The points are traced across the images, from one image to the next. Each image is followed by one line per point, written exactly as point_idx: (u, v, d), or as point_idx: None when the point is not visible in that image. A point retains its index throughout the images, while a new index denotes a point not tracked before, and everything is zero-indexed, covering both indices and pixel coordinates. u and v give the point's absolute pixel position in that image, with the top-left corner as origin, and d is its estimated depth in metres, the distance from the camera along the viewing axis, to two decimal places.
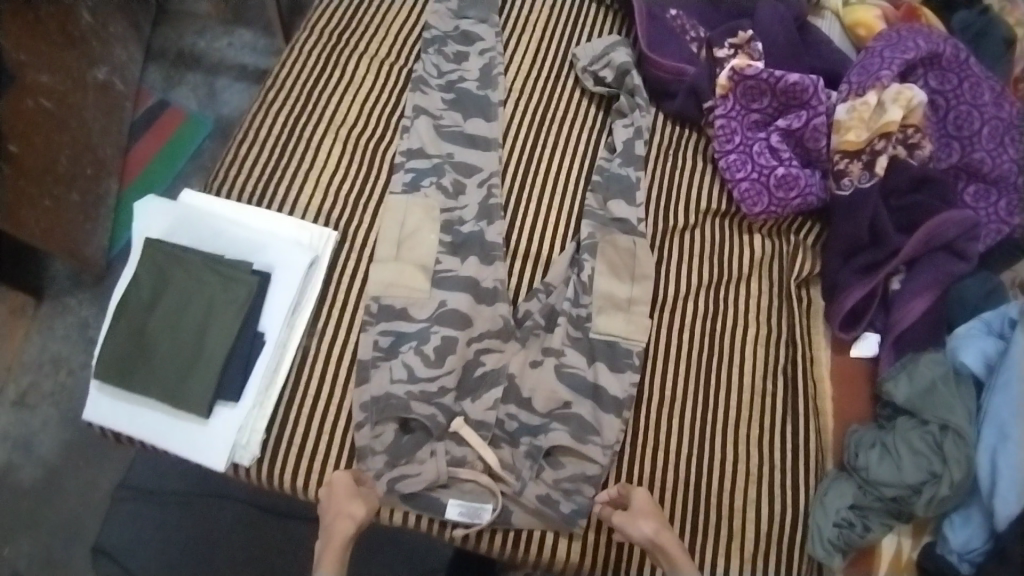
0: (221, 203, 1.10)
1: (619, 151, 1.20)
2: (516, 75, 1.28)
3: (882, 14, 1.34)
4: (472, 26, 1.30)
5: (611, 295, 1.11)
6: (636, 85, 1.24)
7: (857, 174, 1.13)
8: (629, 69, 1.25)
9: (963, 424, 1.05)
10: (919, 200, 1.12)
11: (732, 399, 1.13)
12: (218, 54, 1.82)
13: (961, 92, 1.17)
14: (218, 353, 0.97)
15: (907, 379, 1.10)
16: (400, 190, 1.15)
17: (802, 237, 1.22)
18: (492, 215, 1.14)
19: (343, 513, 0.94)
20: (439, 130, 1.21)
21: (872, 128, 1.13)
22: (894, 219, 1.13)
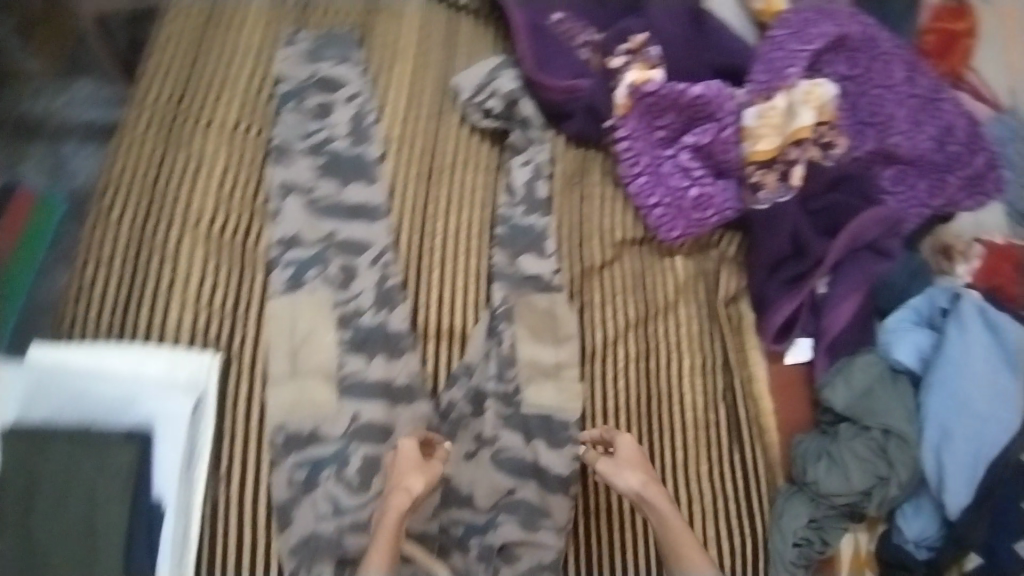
0: (77, 349, 0.99)
1: (520, 196, 1.09)
2: (392, 119, 1.12)
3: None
4: (331, 69, 1.11)
5: (535, 362, 1.04)
6: (528, 116, 1.11)
7: (774, 186, 1.07)
8: (520, 97, 1.11)
9: (904, 425, 1.05)
10: (839, 201, 1.08)
11: (677, 439, 1.08)
12: (58, 114, 1.40)
13: (872, 73, 1.13)
14: (112, 539, 0.91)
15: (844, 384, 1.07)
16: (282, 290, 1.03)
17: (723, 250, 1.15)
18: (392, 299, 1.03)
19: (403, 485, 0.89)
20: (313, 206, 1.06)
21: (786, 134, 1.07)
22: (814, 222, 1.08)
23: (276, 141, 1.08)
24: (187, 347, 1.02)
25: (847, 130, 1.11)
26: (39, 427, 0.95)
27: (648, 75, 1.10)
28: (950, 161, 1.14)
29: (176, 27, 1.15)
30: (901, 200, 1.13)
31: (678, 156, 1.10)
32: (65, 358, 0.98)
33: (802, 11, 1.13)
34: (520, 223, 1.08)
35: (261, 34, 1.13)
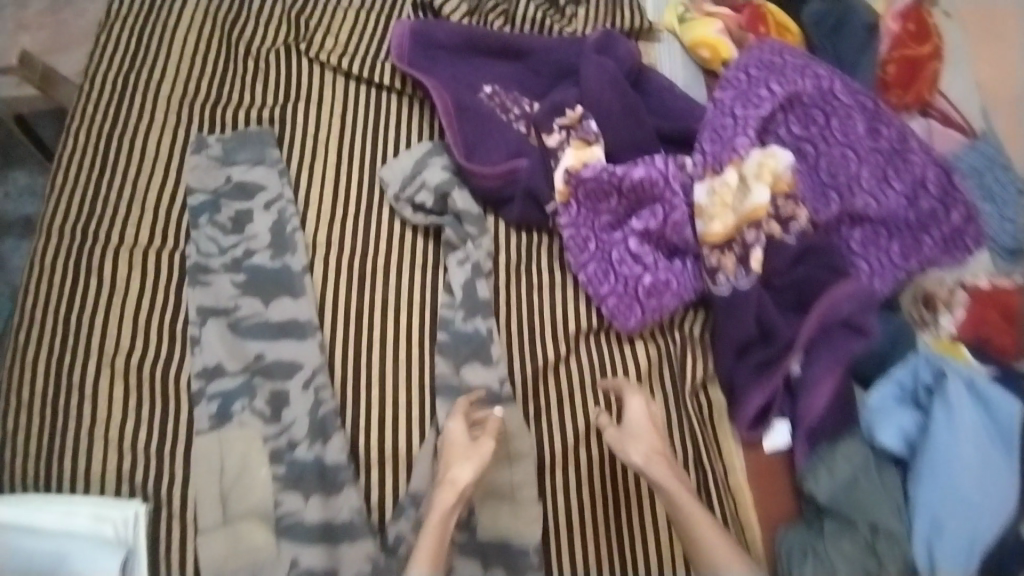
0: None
1: (459, 298, 1.01)
2: (318, 223, 1.04)
3: (723, 28, 1.26)
4: (245, 174, 1.03)
5: (489, 483, 0.96)
6: (465, 210, 1.03)
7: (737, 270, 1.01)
8: (450, 189, 1.04)
9: (892, 519, 0.96)
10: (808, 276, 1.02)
11: (652, 550, 0.97)
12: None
13: (829, 130, 1.07)
14: None
15: (827, 473, 0.99)
16: (206, 427, 0.95)
17: (686, 332, 1.08)
18: (327, 431, 0.95)
19: (450, 477, 0.86)
20: (237, 330, 0.97)
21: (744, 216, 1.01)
22: (778, 299, 1.03)
23: (192, 261, 0.99)
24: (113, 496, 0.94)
25: (808, 196, 1.05)
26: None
27: (587, 155, 1.05)
28: (923, 217, 1.07)
29: (76, 139, 1.06)
30: (871, 262, 1.06)
31: (627, 240, 1.04)
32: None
33: (750, 68, 1.09)
34: (462, 330, 1.00)
35: (167, 142, 1.07)
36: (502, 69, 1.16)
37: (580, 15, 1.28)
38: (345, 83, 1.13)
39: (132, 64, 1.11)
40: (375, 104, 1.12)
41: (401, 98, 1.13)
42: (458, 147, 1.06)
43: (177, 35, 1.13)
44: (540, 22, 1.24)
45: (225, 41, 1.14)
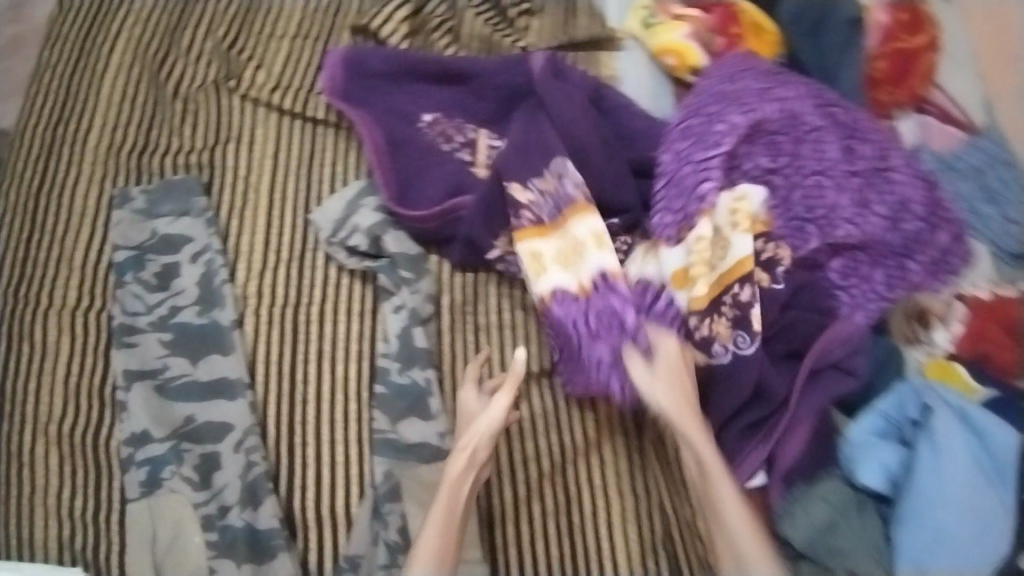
0: None
1: (393, 348, 0.94)
2: (248, 273, 0.99)
3: (691, 33, 1.13)
4: (170, 226, 0.99)
5: None
6: (397, 251, 0.98)
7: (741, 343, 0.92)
8: (382, 232, 0.98)
9: (870, 567, 0.87)
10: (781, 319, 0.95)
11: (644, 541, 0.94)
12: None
13: (797, 159, 0.98)
14: None
15: (803, 517, 0.89)
16: (137, 494, 0.91)
17: None
18: (258, 497, 0.91)
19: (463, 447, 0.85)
20: (165, 392, 0.94)
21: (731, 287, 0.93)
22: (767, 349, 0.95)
23: (118, 321, 0.96)
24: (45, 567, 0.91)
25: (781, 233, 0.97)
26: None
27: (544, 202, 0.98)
28: (911, 244, 0.97)
29: (6, 197, 1.03)
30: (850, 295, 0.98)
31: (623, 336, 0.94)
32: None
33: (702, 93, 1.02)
34: (399, 381, 0.93)
35: (95, 195, 1.03)
36: (448, 95, 1.08)
37: (533, 28, 1.16)
38: (278, 118, 1.06)
39: (60, 116, 1.08)
40: (308, 139, 1.06)
41: (337, 131, 1.07)
42: (400, 189, 1.00)
43: (104, 83, 1.10)
44: (491, 39, 1.13)
45: (155, 84, 1.09)
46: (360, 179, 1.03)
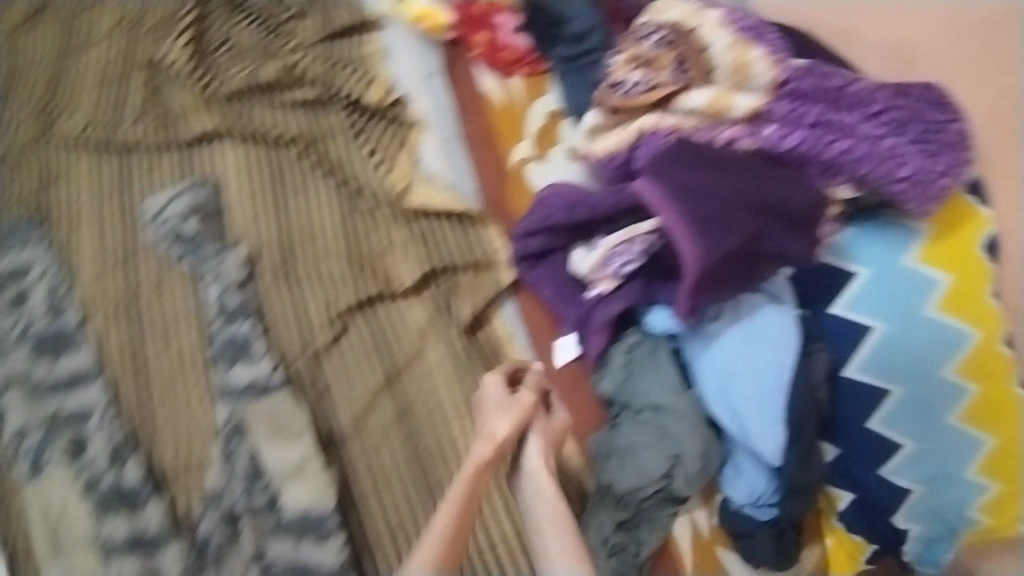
0: None
1: (217, 314, 1.07)
2: (91, 282, 1.14)
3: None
4: (13, 258, 1.13)
5: (285, 464, 1.02)
6: (199, 236, 1.12)
7: (661, 72, 1.14)
8: (195, 212, 1.14)
9: (670, 397, 1.05)
10: (525, 250, 1.14)
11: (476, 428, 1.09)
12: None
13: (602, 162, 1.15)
14: None
15: (613, 371, 1.09)
16: (21, 482, 1.02)
17: (460, 277, 1.16)
18: (125, 455, 1.02)
19: (490, 431, 0.98)
20: (32, 395, 1.05)
21: (505, 409, 1.00)
22: (551, 261, 1.14)
23: None
24: None
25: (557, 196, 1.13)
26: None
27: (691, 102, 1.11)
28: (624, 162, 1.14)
29: None
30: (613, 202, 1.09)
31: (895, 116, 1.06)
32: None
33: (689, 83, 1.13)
34: (225, 340, 1.06)
35: None
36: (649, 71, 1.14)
37: (300, 28, 1.32)
38: (95, 152, 1.22)
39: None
40: (127, 160, 1.21)
41: (147, 152, 1.21)
42: (213, 179, 1.18)
43: None
44: (264, 46, 1.29)
45: None
46: (189, 176, 1.19)
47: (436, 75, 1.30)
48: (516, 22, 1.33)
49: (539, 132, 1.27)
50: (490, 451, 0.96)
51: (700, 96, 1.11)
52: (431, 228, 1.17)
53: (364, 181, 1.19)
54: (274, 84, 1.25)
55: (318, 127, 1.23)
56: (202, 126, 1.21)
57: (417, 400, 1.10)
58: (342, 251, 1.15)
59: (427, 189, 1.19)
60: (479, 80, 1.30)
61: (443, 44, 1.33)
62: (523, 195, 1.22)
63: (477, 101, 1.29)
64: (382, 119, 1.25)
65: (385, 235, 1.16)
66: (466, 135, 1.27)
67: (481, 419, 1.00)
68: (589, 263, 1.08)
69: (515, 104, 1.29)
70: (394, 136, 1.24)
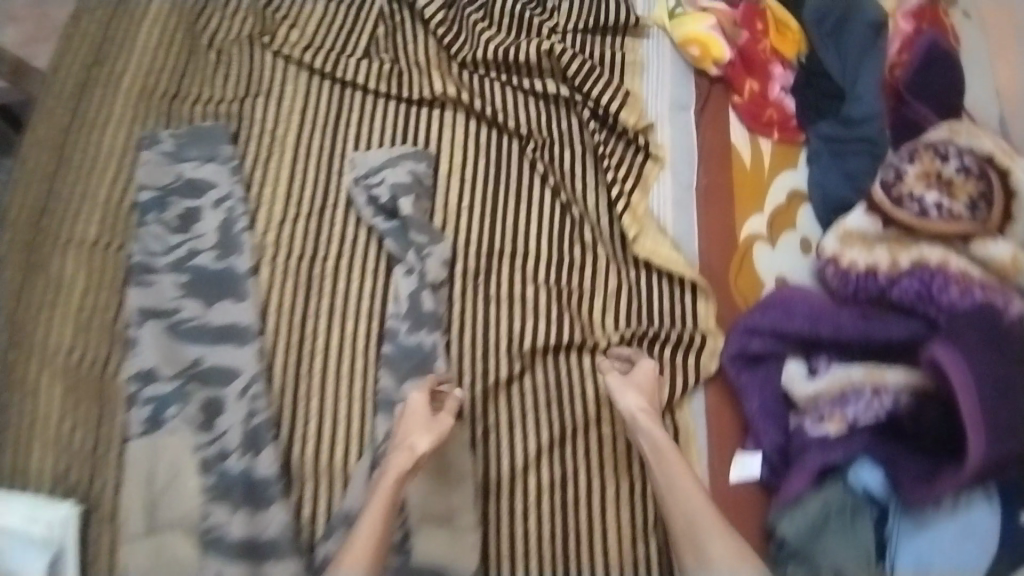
0: None
1: (406, 309, 0.96)
2: (267, 223, 1.00)
3: (715, 25, 1.16)
4: (195, 171, 1.00)
5: (429, 508, 0.90)
6: (407, 219, 0.98)
7: (958, 202, 1.00)
8: (403, 193, 0.98)
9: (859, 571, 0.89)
10: (742, 350, 1.00)
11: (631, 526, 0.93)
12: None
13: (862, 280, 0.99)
14: None
15: (796, 515, 0.92)
16: (136, 432, 0.92)
17: (660, 347, 1.01)
18: (258, 443, 0.91)
19: (408, 443, 0.85)
20: (175, 332, 0.96)
21: (425, 428, 0.87)
22: (767, 367, 1.00)
23: (136, 259, 0.97)
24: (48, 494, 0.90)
25: (801, 305, 0.99)
26: None
27: (986, 249, 0.96)
28: (885, 291, 0.98)
29: (39, 138, 1.04)
30: (865, 335, 0.96)
31: None
32: None
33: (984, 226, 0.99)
34: (406, 345, 0.95)
35: (121, 134, 1.05)
36: (943, 197, 1.00)
37: (562, 9, 1.16)
38: (309, 76, 1.08)
39: (97, 59, 1.09)
40: (338, 95, 1.08)
41: (365, 94, 1.08)
42: (432, 154, 1.04)
43: (145, 25, 1.12)
44: (518, 15, 1.13)
45: (191, 33, 1.11)
46: (402, 144, 1.05)
47: (688, 106, 1.14)
48: (788, 81, 1.18)
49: (776, 211, 1.11)
50: (401, 472, 0.83)
51: (1003, 247, 0.96)
52: (645, 283, 1.04)
53: (591, 208, 1.06)
54: (522, 65, 1.10)
55: (557, 127, 1.09)
56: (434, 87, 1.08)
57: (579, 474, 0.95)
58: (547, 279, 1.01)
59: (654, 241, 1.05)
60: (731, 128, 1.14)
61: (703, 75, 1.16)
62: (749, 280, 1.07)
63: (722, 150, 1.13)
64: (622, 139, 1.11)
65: (595, 277, 1.03)
66: (697, 184, 1.11)
67: (402, 431, 0.87)
68: (818, 387, 0.96)
69: (762, 169, 1.13)
70: (631, 165, 1.10)
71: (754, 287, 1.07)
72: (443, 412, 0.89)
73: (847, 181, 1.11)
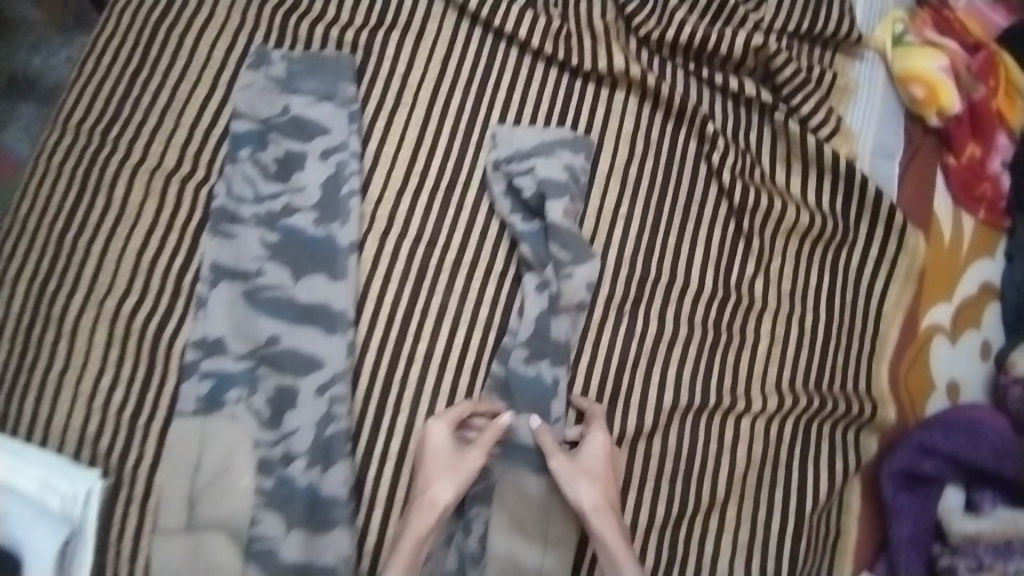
0: None
1: (529, 330, 0.79)
2: (382, 190, 0.82)
3: (947, 66, 0.96)
4: (306, 108, 0.82)
5: (514, 567, 0.76)
6: (556, 224, 0.79)
7: None
8: (553, 193, 0.80)
9: None
10: (907, 470, 0.83)
11: None
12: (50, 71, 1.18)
13: None
14: None
15: None
16: (192, 410, 0.76)
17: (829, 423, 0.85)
18: (330, 456, 0.75)
19: (426, 488, 0.73)
20: (250, 301, 0.78)
21: (445, 471, 0.74)
22: (923, 489, 0.84)
23: (218, 203, 0.79)
24: (72, 458, 0.79)
25: (983, 430, 0.83)
26: None
27: None
28: None
29: (127, 27, 0.87)
30: None
31: None
32: None
33: None
34: (520, 374, 0.79)
35: (224, 43, 0.86)
36: None
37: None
38: (458, 19, 0.88)
39: None
40: (488, 47, 0.88)
41: (522, 54, 0.88)
42: (594, 144, 0.86)
43: None
44: None
45: None
46: (555, 126, 0.85)
47: (894, 156, 0.95)
48: (1008, 153, 0.97)
49: (963, 303, 0.94)
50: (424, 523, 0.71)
51: None
52: (803, 354, 0.87)
53: (758, 259, 0.88)
54: (720, 57, 0.90)
55: (743, 137, 0.90)
56: (609, 61, 0.87)
57: (691, 561, 0.81)
58: (697, 327, 0.85)
59: (819, 306, 0.88)
60: (935, 193, 0.96)
61: (917, 122, 0.97)
62: (920, 380, 0.91)
63: (921, 214, 0.94)
64: (828, 180, 0.89)
65: (752, 336, 0.86)
66: (899, 258, 0.89)
67: (421, 461, 0.75)
68: (981, 527, 0.82)
69: (960, 250, 0.95)
70: (819, 203, 0.89)
71: (924, 393, 0.90)
72: (475, 449, 0.75)
73: None
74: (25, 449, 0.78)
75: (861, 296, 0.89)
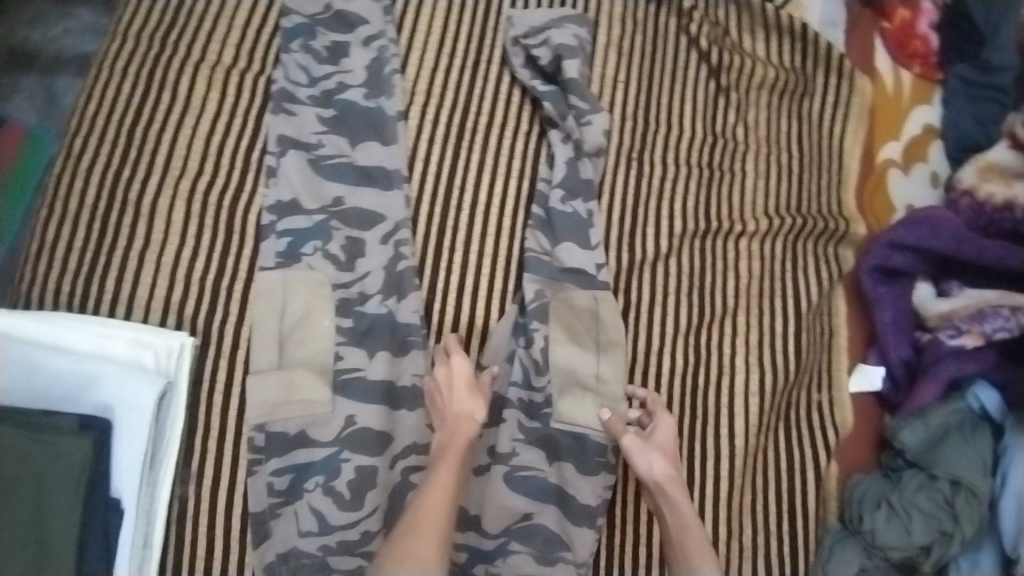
0: (51, 323, 0.83)
1: (561, 174, 0.92)
2: (418, 69, 0.95)
3: None
4: (347, 3, 0.95)
5: (571, 371, 0.88)
6: (573, 82, 0.94)
7: None
8: (568, 55, 0.94)
9: (975, 477, 0.89)
10: (883, 263, 0.99)
11: (750, 411, 0.91)
12: (54, 43, 1.16)
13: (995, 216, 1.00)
14: (62, 536, 0.75)
15: (921, 424, 0.92)
16: (273, 264, 0.86)
17: (816, 239, 1.00)
18: (403, 288, 0.87)
19: (463, 413, 0.80)
20: (316, 167, 0.89)
21: (470, 393, 0.82)
22: (895, 281, 1.01)
23: (279, 86, 0.91)
24: (160, 325, 0.86)
25: (935, 222, 0.99)
26: (4, 412, 0.78)
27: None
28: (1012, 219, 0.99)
29: None
30: (1000, 254, 0.97)
31: None
32: (20, 330, 0.82)
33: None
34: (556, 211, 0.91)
35: None
36: None
37: None
38: None
39: None
40: None
41: None
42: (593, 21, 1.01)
43: None
44: None
45: None
46: (559, 6, 1.00)
47: (839, 24, 1.12)
48: (932, 15, 1.16)
49: (911, 140, 1.11)
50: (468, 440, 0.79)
51: None
52: (785, 183, 1.01)
53: (740, 110, 1.03)
54: None
55: (715, 12, 1.06)
56: None
57: (719, 362, 0.92)
58: (698, 166, 0.99)
59: (795, 144, 1.03)
60: (876, 53, 1.14)
61: None
62: (882, 203, 1.08)
63: (865, 70, 1.13)
64: (788, 40, 1.06)
65: (746, 173, 1.00)
66: (852, 101, 1.06)
67: (449, 399, 0.82)
68: (954, 304, 0.98)
69: (902, 97, 1.13)
70: (783, 59, 1.05)
71: (887, 210, 1.08)
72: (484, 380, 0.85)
73: (974, 125, 1.09)
74: (114, 321, 0.85)
75: (827, 136, 1.05)
